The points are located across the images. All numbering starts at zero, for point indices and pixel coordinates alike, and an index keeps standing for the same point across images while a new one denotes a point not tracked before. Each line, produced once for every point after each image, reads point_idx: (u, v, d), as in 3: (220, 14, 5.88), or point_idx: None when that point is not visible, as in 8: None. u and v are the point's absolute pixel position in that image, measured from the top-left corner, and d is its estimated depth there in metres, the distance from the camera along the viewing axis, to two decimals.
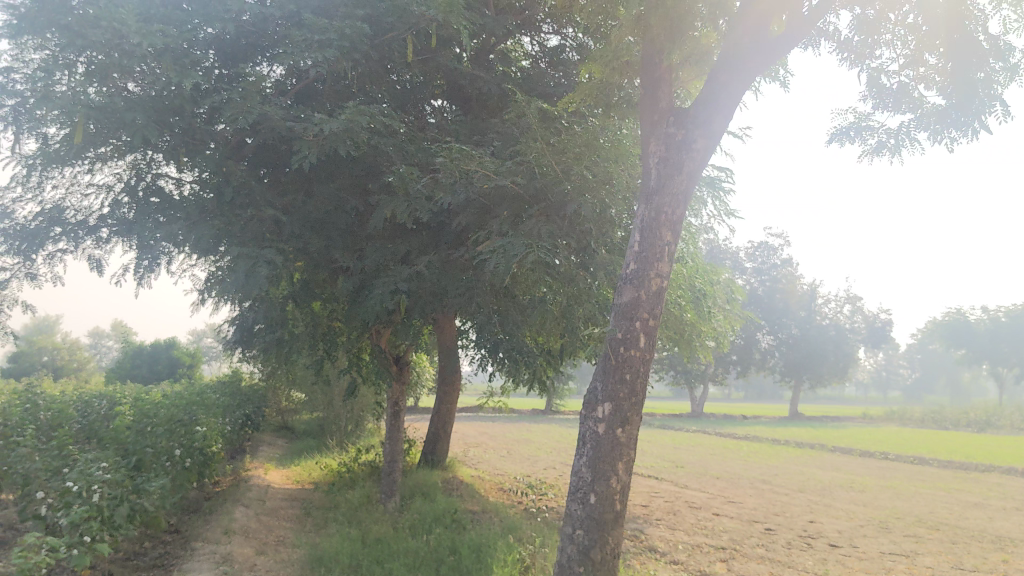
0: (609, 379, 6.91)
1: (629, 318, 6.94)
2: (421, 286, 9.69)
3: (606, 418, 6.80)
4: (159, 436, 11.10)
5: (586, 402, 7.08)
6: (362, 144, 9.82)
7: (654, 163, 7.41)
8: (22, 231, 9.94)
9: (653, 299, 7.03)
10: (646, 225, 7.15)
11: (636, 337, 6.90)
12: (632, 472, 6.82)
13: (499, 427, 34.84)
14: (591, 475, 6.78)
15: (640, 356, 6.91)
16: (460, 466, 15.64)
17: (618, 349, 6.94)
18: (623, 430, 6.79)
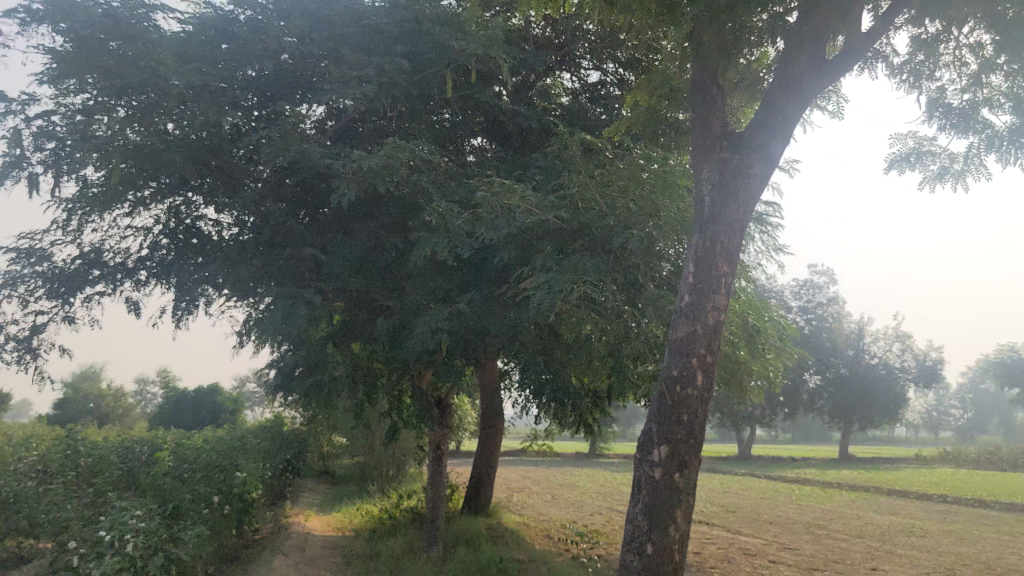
0: (665, 421, 6.57)
1: (684, 355, 6.62)
2: (462, 325, 9.44)
3: (662, 462, 6.46)
4: (198, 483, 10.91)
5: (641, 445, 6.75)
6: (401, 181, 9.64)
7: (709, 191, 7.16)
8: (60, 276, 9.83)
9: (710, 333, 6.71)
10: (701, 255, 6.87)
11: (693, 375, 6.57)
12: (691, 520, 6.45)
13: (543, 470, 34.33)
14: (648, 523, 6.43)
15: (697, 396, 6.57)
16: (505, 512, 15.25)
17: (674, 388, 6.60)
18: (680, 475, 6.44)
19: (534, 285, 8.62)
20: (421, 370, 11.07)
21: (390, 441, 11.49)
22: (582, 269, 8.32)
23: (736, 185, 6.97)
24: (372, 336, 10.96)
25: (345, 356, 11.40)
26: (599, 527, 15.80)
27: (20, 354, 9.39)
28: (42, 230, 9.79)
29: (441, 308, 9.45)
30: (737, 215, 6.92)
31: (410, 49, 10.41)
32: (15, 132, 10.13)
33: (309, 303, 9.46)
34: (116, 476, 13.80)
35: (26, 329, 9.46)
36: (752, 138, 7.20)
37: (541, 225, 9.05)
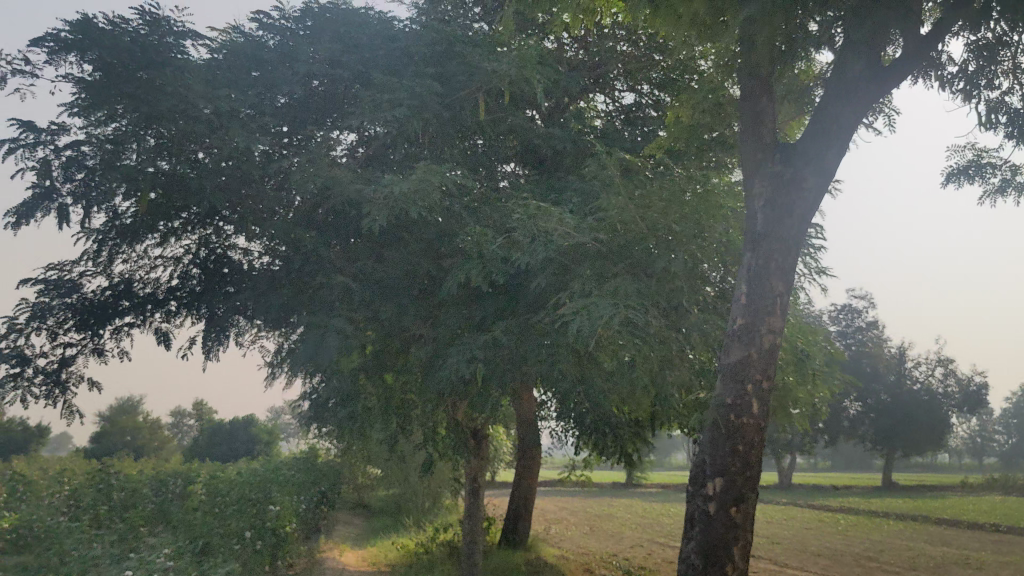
0: (719, 452, 6.60)
1: (739, 382, 6.63)
2: (499, 353, 9.15)
3: (718, 496, 6.48)
4: (229, 519, 10.65)
5: (693, 477, 6.77)
6: (434, 205, 9.42)
7: (760, 206, 7.15)
8: (89, 308, 9.64)
9: (765, 358, 6.73)
10: (754, 274, 6.88)
11: (749, 404, 6.59)
12: (748, 555, 6.44)
13: (579, 501, 33.79)
14: (700, 560, 6.42)
15: (752, 425, 6.59)
16: (543, 546, 14.86)
17: (728, 418, 6.62)
18: (737, 509, 6.45)
19: (573, 311, 8.33)
20: (456, 401, 10.78)
21: (425, 475, 11.19)
22: (624, 294, 8.02)
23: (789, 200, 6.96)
24: (406, 366, 10.69)
25: (378, 387, 11.14)
26: (640, 561, 15.35)
27: (48, 389, 9.20)
28: (71, 261, 9.61)
29: (477, 336, 9.18)
30: (790, 232, 6.91)
31: (441, 73, 10.23)
32: (44, 163, 10.01)
33: (341, 332, 9.23)
34: (149, 511, 13.61)
35: (55, 362, 9.29)
36: (805, 150, 7.14)
37: (579, 249, 8.76)
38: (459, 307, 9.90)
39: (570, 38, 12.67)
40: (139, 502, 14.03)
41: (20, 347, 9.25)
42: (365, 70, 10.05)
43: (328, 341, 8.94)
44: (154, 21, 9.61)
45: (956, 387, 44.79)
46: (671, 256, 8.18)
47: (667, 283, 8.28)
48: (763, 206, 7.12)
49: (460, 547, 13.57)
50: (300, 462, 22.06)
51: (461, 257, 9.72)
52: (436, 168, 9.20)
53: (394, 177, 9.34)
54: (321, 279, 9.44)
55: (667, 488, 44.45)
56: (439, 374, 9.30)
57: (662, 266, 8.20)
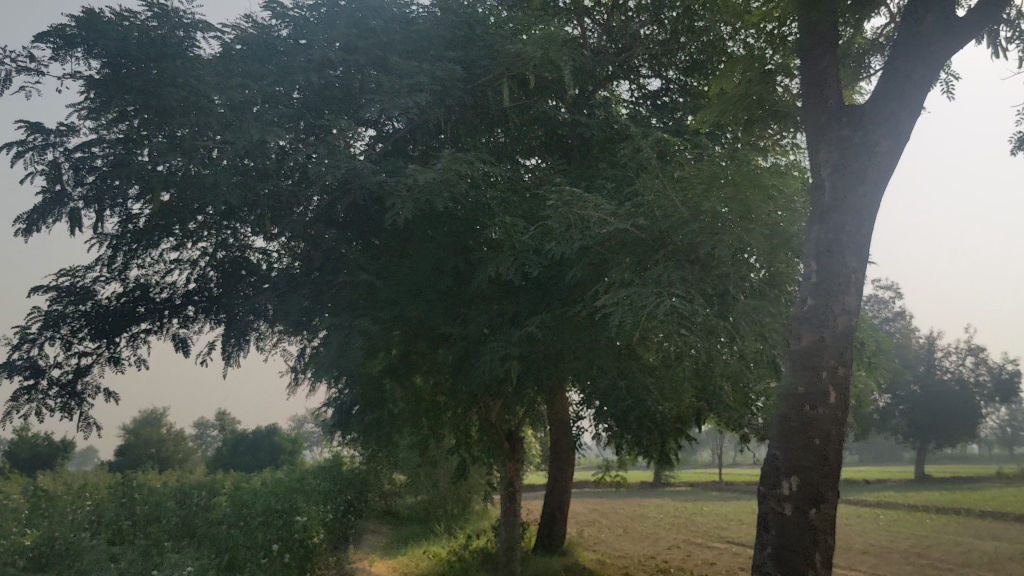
0: (794, 447, 6.20)
1: (812, 368, 6.25)
2: (534, 350, 8.70)
3: (794, 495, 6.08)
4: (256, 531, 10.26)
5: (766, 475, 6.39)
6: (461, 195, 8.99)
7: (828, 174, 6.82)
8: (104, 315, 9.25)
9: (839, 340, 6.34)
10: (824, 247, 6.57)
11: (825, 393, 6.19)
12: (831, 560, 6.01)
13: (608, 502, 33.26)
14: (779, 568, 6.03)
15: (830, 416, 6.17)
16: (579, 550, 14.36)
17: (803, 408, 6.22)
18: (816, 509, 6.04)
19: (612, 302, 7.88)
20: (489, 402, 10.33)
21: (459, 480, 10.73)
22: (668, 282, 7.56)
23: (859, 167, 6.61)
24: (435, 366, 10.25)
25: (406, 389, 10.72)
26: (680, 564, 14.83)
27: (64, 400, 8.80)
28: (84, 267, 9.22)
29: (509, 332, 8.73)
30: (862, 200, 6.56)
31: (463, 57, 9.79)
32: (54, 166, 9.65)
33: (367, 332, 8.81)
34: (174, 525, 13.25)
35: (70, 372, 8.89)
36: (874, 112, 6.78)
37: (615, 236, 8.30)
38: (489, 302, 9.44)
39: (593, 23, 12.22)
40: (164, 516, 13.69)
41: (33, 357, 8.86)
42: (383, 57, 9.63)
43: (354, 343, 8.52)
44: (163, 13, 9.25)
45: (989, 376, 43.94)
46: (715, 240, 7.71)
47: (712, 269, 7.81)
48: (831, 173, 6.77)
49: (495, 554, 13.10)
50: (326, 470, 21.70)
51: (489, 250, 9.27)
52: (461, 155, 8.76)
53: (418, 167, 8.91)
54: (344, 277, 9.02)
55: (696, 487, 43.89)
56: (471, 374, 8.86)
57: (706, 250, 7.72)
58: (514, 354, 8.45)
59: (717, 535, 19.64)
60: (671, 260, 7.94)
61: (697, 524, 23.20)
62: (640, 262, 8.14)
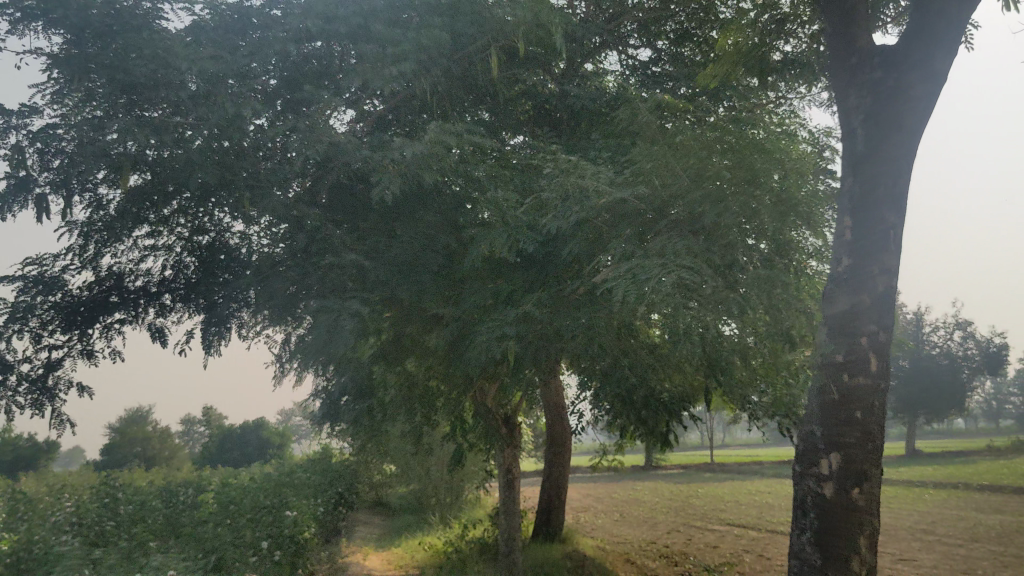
0: (833, 422, 6.11)
1: (851, 335, 6.15)
2: (532, 329, 8.27)
3: (835, 473, 6.00)
4: (244, 527, 9.80)
5: (803, 454, 6.32)
6: (450, 169, 8.53)
7: (860, 120, 6.62)
8: (77, 304, 8.70)
9: (877, 303, 6.20)
10: (858, 200, 6.39)
11: (866, 361, 6.09)
12: (876, 543, 5.90)
13: (601, 487, 32.97)
14: (819, 554, 5.97)
15: (869, 386, 6.08)
16: (579, 537, 13.97)
17: (843, 378, 6.13)
18: (860, 489, 5.93)
19: (614, 276, 7.46)
20: (485, 386, 9.89)
21: (455, 468, 10.28)
22: (676, 252, 7.15)
23: (893, 116, 6.39)
24: (428, 350, 9.80)
25: (398, 375, 10.29)
26: (681, 548, 14.48)
27: (35, 396, 8.26)
28: (53, 256, 8.67)
29: (506, 312, 8.31)
30: (896, 150, 6.36)
31: (447, 24, 9.32)
32: (17, 151, 9.06)
33: (356, 316, 8.36)
34: (159, 524, 12.77)
35: (41, 367, 8.35)
36: (912, 57, 6.53)
37: (615, 207, 7.87)
38: (482, 282, 9.01)
39: None
40: (147, 515, 13.20)
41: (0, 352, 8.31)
42: (364, 26, 9.13)
43: (344, 327, 8.08)
44: None
45: (978, 350, 43.91)
46: (722, 208, 7.29)
47: (719, 237, 7.38)
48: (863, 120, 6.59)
49: (492, 543, 12.68)
50: (315, 463, 21.24)
51: (481, 226, 8.82)
52: (450, 126, 8.31)
53: (404, 139, 8.43)
54: (329, 258, 8.55)
55: (688, 469, 43.66)
56: (466, 356, 8.44)
57: (713, 218, 7.31)
58: (512, 334, 8.02)
59: (715, 517, 19.34)
60: (675, 231, 7.53)
61: (694, 506, 22.91)
62: (642, 234, 7.73)
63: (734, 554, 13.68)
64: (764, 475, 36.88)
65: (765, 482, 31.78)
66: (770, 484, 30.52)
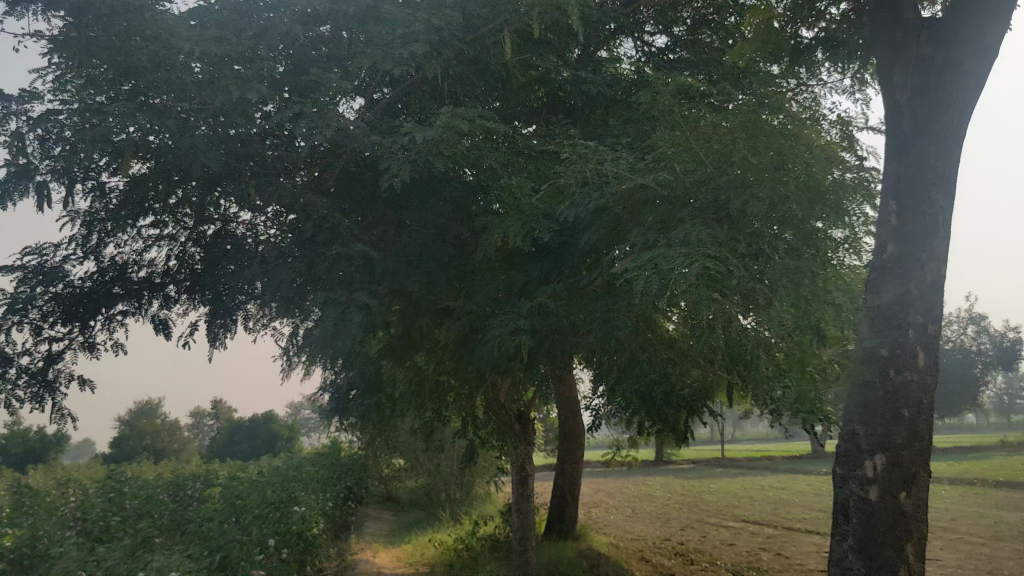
0: (878, 421, 5.94)
1: (899, 325, 5.99)
2: (547, 322, 7.98)
3: (881, 475, 5.84)
4: (250, 525, 9.52)
5: (844, 454, 6.14)
6: (463, 155, 8.22)
7: (907, 101, 6.51)
8: (78, 295, 8.43)
9: (926, 291, 6.06)
10: (907, 180, 6.28)
11: (913, 354, 5.93)
12: (924, 549, 5.74)
13: (613, 482, 32.69)
14: (863, 561, 5.81)
15: (917, 381, 5.91)
16: (592, 535, 13.67)
17: (889, 373, 5.96)
18: (907, 492, 5.77)
19: (634, 267, 7.13)
20: (497, 381, 9.59)
21: (466, 465, 9.99)
22: (699, 242, 6.84)
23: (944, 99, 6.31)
24: (439, 344, 9.51)
25: (408, 369, 10.00)
26: (696, 546, 14.18)
27: (36, 390, 8.00)
28: (54, 245, 8.40)
29: (520, 304, 8.01)
30: (946, 134, 6.28)
31: (459, 6, 8.99)
32: (17, 137, 8.77)
33: (364, 308, 8.08)
34: (164, 519, 12.54)
35: (41, 360, 8.08)
36: (962, 41, 6.46)
37: (634, 194, 7.56)
38: (495, 273, 8.71)
39: None
40: (153, 510, 12.97)
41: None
42: (374, 7, 8.83)
43: (352, 319, 7.79)
44: None
45: (993, 344, 43.44)
46: (748, 195, 6.97)
47: (743, 227, 7.06)
48: (911, 99, 6.49)
49: (503, 541, 12.40)
50: (323, 458, 21.00)
51: (495, 215, 8.52)
52: (462, 110, 8.00)
53: (414, 124, 8.13)
54: (337, 248, 8.27)
55: (700, 464, 43.35)
56: (479, 350, 8.14)
57: (737, 206, 6.99)
58: (527, 326, 7.73)
59: (730, 514, 19.03)
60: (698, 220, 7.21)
61: (708, 502, 22.59)
62: (663, 223, 7.41)
63: (751, 553, 13.37)
64: (777, 471, 36.55)
65: (778, 478, 31.47)
66: (783, 479, 30.19)
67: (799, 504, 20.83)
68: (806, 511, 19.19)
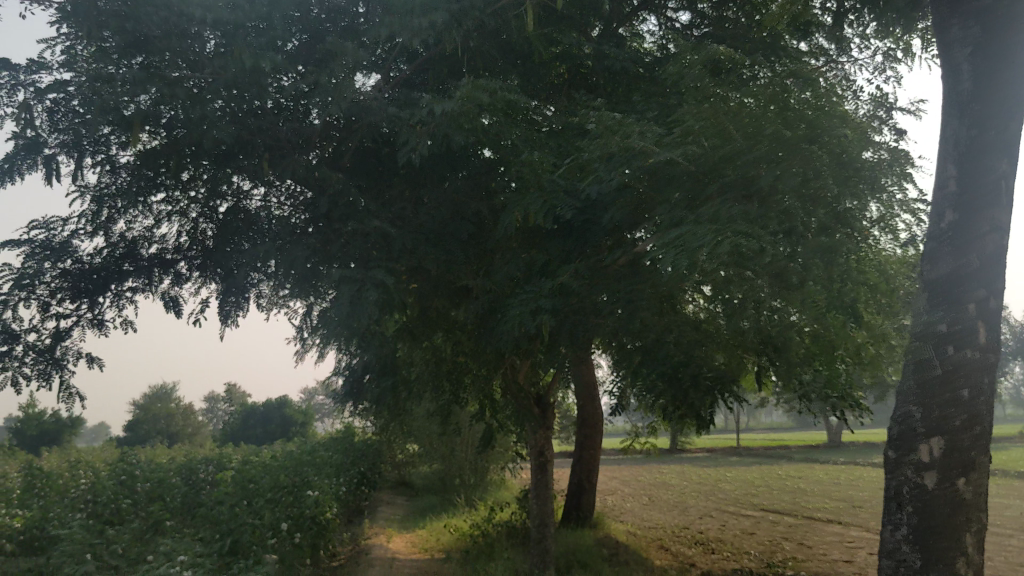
0: (935, 404, 5.75)
1: (959, 302, 5.76)
2: (569, 302, 7.69)
3: (939, 461, 5.66)
4: (262, 508, 9.31)
5: (896, 438, 5.95)
6: (482, 128, 7.93)
7: (967, 56, 6.10)
8: (87, 271, 8.22)
9: (987, 262, 5.79)
10: (967, 144, 5.95)
11: (974, 331, 5.74)
12: (982, 538, 5.60)
13: (628, 469, 32.43)
14: (918, 552, 5.65)
15: (977, 360, 5.72)
16: (610, 522, 13.42)
17: (947, 352, 5.76)
18: (966, 479, 5.62)
19: (660, 244, 6.84)
20: (516, 363, 9.33)
21: (484, 449, 9.74)
22: (729, 218, 6.55)
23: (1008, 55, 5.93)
24: (456, 324, 9.26)
25: (424, 351, 9.74)
26: (716, 535, 13.91)
27: (43, 368, 7.80)
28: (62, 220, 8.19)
29: (541, 283, 7.74)
30: (1010, 92, 5.90)
31: None
32: (25, 109, 8.56)
33: (380, 286, 7.83)
34: (176, 502, 12.38)
35: (48, 337, 7.87)
36: None
37: (661, 169, 7.27)
38: (515, 251, 8.44)
39: None
40: (165, 493, 12.80)
41: (6, 320, 7.83)
42: None
43: (367, 298, 7.54)
44: None
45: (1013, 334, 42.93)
46: (780, 170, 6.66)
47: (774, 203, 6.76)
48: (970, 53, 6.13)
49: (519, 528, 12.17)
50: (338, 442, 20.84)
51: (515, 191, 8.23)
52: (482, 82, 7.71)
53: (433, 96, 7.84)
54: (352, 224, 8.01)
55: (716, 453, 43.06)
56: (497, 330, 7.88)
57: (769, 181, 6.69)
58: (548, 306, 7.45)
59: (749, 502, 18.73)
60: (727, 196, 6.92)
61: (725, 491, 22.32)
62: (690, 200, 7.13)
63: (772, 542, 13.07)
64: (794, 460, 36.21)
65: (795, 467, 31.14)
66: (802, 468, 29.86)
67: (819, 493, 20.50)
68: (826, 501, 18.87)
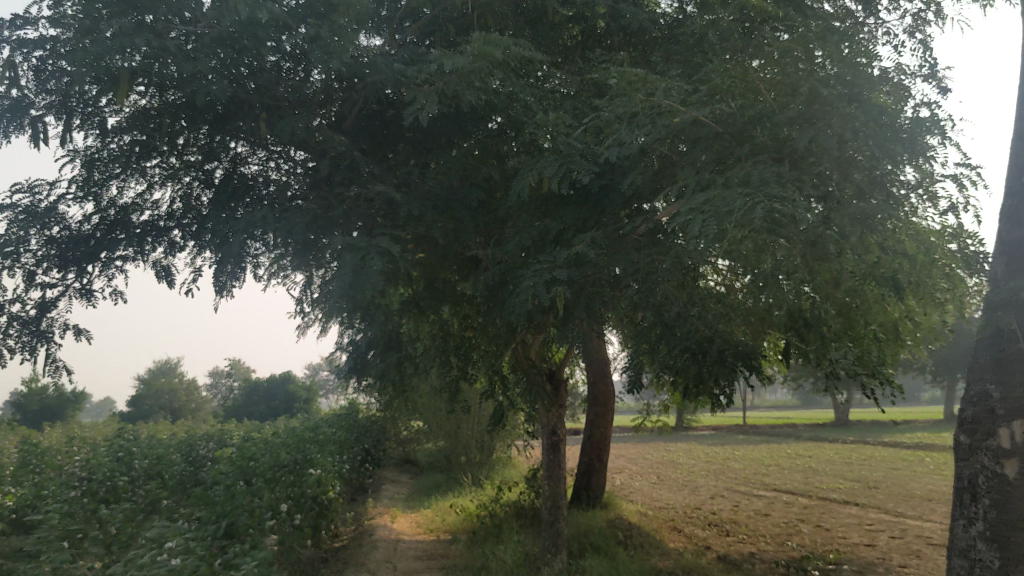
0: (1014, 390, 5.61)
1: None
2: (585, 273, 7.25)
3: (1018, 450, 5.53)
4: (262, 488, 8.91)
5: (971, 424, 5.86)
6: (495, 87, 7.43)
7: None
8: (76, 239, 7.78)
9: None
10: None
11: None
12: None
13: (634, 448, 32.09)
14: (996, 550, 5.55)
15: None
16: (621, 503, 13.03)
17: None
18: None
19: (686, 210, 6.38)
20: (527, 338, 8.89)
21: (493, 428, 9.31)
22: (762, 181, 6.11)
23: None
24: (465, 297, 8.81)
25: (430, 325, 9.30)
26: (730, 516, 13.50)
27: (28, 340, 7.38)
28: (49, 184, 7.74)
29: (555, 252, 7.29)
30: None
31: None
32: (10, 67, 8.07)
33: (385, 255, 7.38)
34: (173, 481, 11.98)
35: (33, 307, 7.44)
36: None
37: (686, 130, 6.79)
38: (527, 219, 7.98)
39: None
40: (162, 471, 12.41)
41: None
42: None
43: (371, 267, 7.10)
44: None
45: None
46: (816, 130, 6.20)
47: (808, 166, 6.31)
48: None
49: (528, 509, 11.78)
50: (341, 420, 20.47)
51: (529, 155, 7.75)
52: (495, 36, 7.21)
53: (442, 52, 7.35)
54: (355, 189, 7.55)
55: (722, 431, 42.72)
56: (509, 302, 7.43)
57: (804, 141, 6.21)
58: (564, 275, 7.00)
59: (760, 482, 18.34)
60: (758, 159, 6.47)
61: (735, 470, 21.94)
62: (717, 164, 6.67)
63: (788, 524, 12.66)
64: (801, 439, 35.82)
65: (804, 446, 30.77)
66: (810, 448, 29.48)
67: (830, 473, 20.10)
68: (840, 481, 18.49)
